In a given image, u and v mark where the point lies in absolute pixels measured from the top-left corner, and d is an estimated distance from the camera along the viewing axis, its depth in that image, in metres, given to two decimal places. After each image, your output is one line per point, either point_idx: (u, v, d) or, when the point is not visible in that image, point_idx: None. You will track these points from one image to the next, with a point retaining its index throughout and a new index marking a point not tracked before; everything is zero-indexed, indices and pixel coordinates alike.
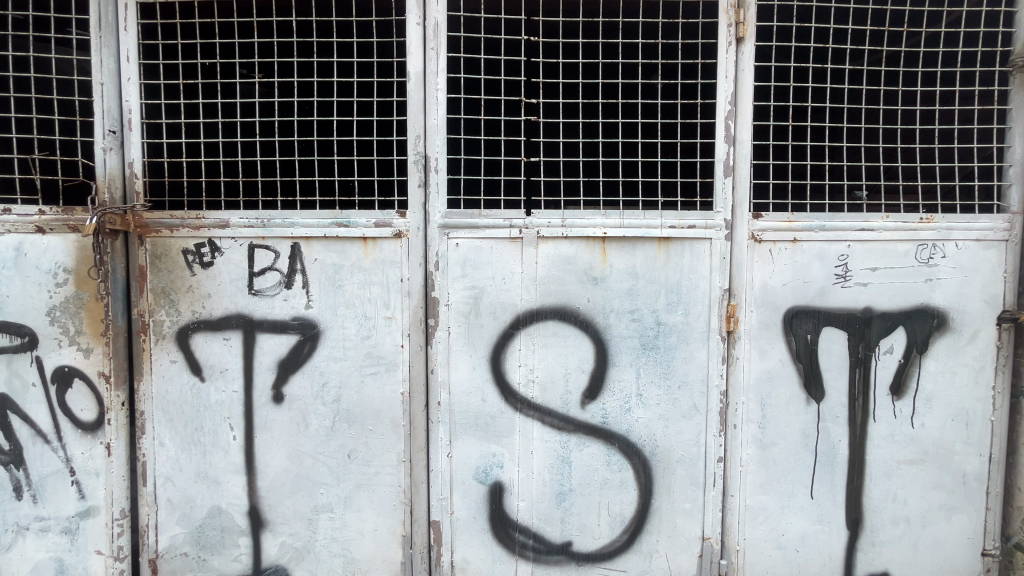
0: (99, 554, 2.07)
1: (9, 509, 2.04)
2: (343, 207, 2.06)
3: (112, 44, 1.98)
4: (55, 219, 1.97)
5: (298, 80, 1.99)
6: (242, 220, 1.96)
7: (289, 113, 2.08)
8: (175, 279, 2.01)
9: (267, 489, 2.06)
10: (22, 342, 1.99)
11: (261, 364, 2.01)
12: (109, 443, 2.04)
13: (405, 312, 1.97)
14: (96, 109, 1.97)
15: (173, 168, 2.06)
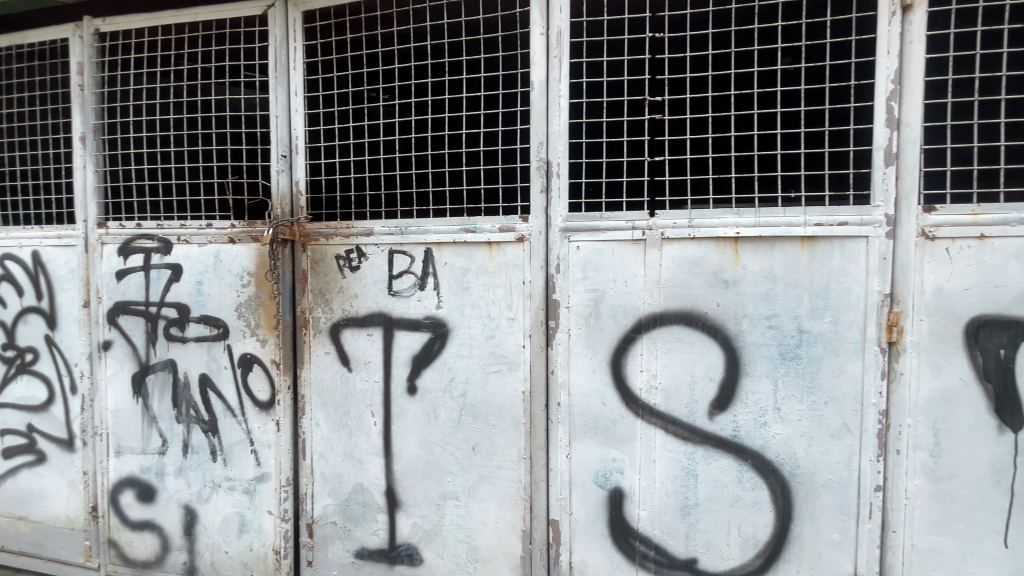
0: (269, 513, 2.44)
1: (208, 468, 2.50)
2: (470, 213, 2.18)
3: (285, 82, 2.33)
4: (242, 231, 2.37)
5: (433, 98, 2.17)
6: (384, 229, 2.19)
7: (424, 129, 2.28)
8: (330, 281, 2.30)
9: (402, 472, 2.26)
10: (218, 332, 2.44)
11: (399, 358, 2.22)
12: (278, 420, 2.39)
13: (527, 313, 2.03)
14: (273, 137, 2.34)
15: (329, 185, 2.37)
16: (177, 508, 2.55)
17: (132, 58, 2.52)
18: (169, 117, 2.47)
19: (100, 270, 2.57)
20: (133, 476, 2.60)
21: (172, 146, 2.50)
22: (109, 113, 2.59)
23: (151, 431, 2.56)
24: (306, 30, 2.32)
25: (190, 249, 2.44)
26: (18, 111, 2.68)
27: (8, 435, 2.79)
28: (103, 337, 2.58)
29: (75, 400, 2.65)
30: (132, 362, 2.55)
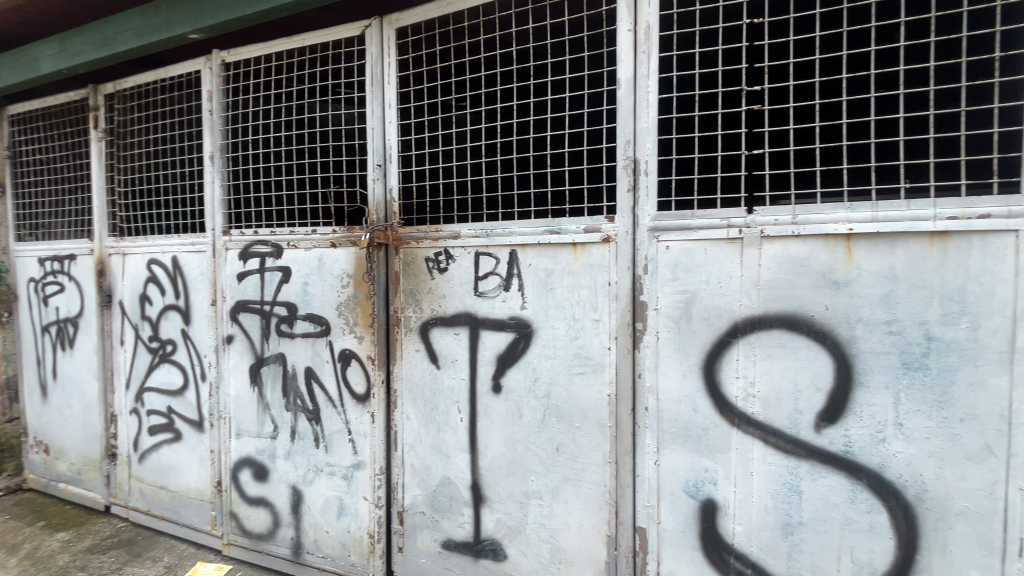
0: (365, 499, 2.61)
1: (312, 453, 2.73)
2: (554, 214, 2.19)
3: (380, 95, 2.49)
4: (342, 236, 2.57)
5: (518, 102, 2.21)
6: (471, 232, 2.26)
7: (509, 134, 2.33)
8: (420, 282, 2.42)
9: (487, 468, 2.32)
10: (321, 329, 2.66)
11: (484, 358, 2.28)
12: (373, 412, 2.56)
13: (613, 315, 2.00)
14: (369, 148, 2.51)
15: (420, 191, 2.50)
16: (286, 489, 2.81)
17: (251, 83, 2.82)
18: (281, 133, 2.73)
19: (224, 273, 2.90)
20: (250, 457, 2.90)
21: (283, 160, 2.77)
22: (232, 133, 2.92)
23: (265, 417, 2.85)
24: (399, 45, 2.46)
25: (298, 253, 2.68)
26: (161, 135, 3.11)
27: (153, 415, 3.24)
28: (227, 332, 2.91)
29: (204, 387, 3.02)
30: (250, 354, 2.85)
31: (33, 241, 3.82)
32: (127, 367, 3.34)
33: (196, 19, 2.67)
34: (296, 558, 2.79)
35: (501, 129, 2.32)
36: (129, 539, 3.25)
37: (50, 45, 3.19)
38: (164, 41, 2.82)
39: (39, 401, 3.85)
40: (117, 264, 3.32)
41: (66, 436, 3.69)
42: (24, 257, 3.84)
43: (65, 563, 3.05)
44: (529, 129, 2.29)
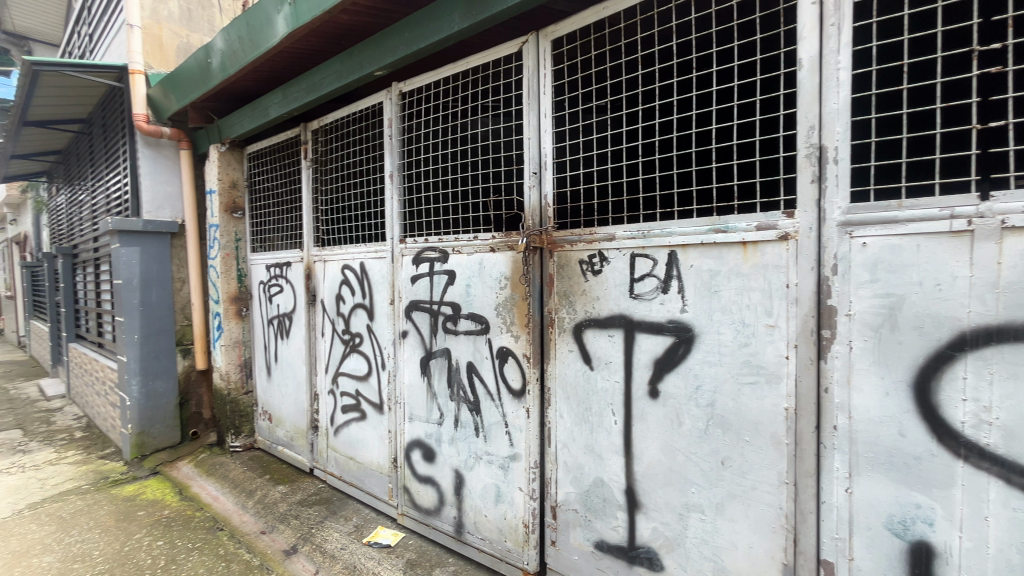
0: (520, 489, 2.75)
1: (472, 441, 2.97)
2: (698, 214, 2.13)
3: (536, 106, 2.61)
4: (500, 241, 2.76)
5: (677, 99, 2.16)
6: (626, 233, 2.25)
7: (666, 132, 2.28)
8: (573, 284, 2.48)
9: (643, 474, 2.27)
10: (482, 327, 2.88)
11: (640, 361, 2.24)
12: (528, 407, 2.68)
13: (791, 320, 1.81)
14: (526, 157, 2.65)
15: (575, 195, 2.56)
16: (449, 471, 3.10)
17: (423, 108, 3.19)
18: (449, 150, 3.05)
19: (401, 276, 3.32)
20: (420, 439, 3.27)
21: (451, 174, 3.07)
22: (407, 154, 3.34)
23: (433, 404, 3.18)
24: (555, 56, 2.55)
25: (462, 258, 2.94)
26: (354, 160, 3.70)
27: (345, 396, 3.84)
28: (402, 328, 3.32)
29: (384, 374, 3.49)
30: (420, 348, 3.22)
31: (262, 252, 4.82)
32: (325, 355, 4.02)
33: (381, 58, 3.11)
34: (459, 536, 3.06)
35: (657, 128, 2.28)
36: (327, 498, 3.90)
37: (275, 94, 4.00)
38: (356, 80, 3.34)
39: (265, 379, 4.83)
40: (320, 268, 4.02)
41: (283, 408, 4.58)
42: (256, 265, 4.87)
43: (284, 510, 3.82)
44: (690, 124, 2.21)
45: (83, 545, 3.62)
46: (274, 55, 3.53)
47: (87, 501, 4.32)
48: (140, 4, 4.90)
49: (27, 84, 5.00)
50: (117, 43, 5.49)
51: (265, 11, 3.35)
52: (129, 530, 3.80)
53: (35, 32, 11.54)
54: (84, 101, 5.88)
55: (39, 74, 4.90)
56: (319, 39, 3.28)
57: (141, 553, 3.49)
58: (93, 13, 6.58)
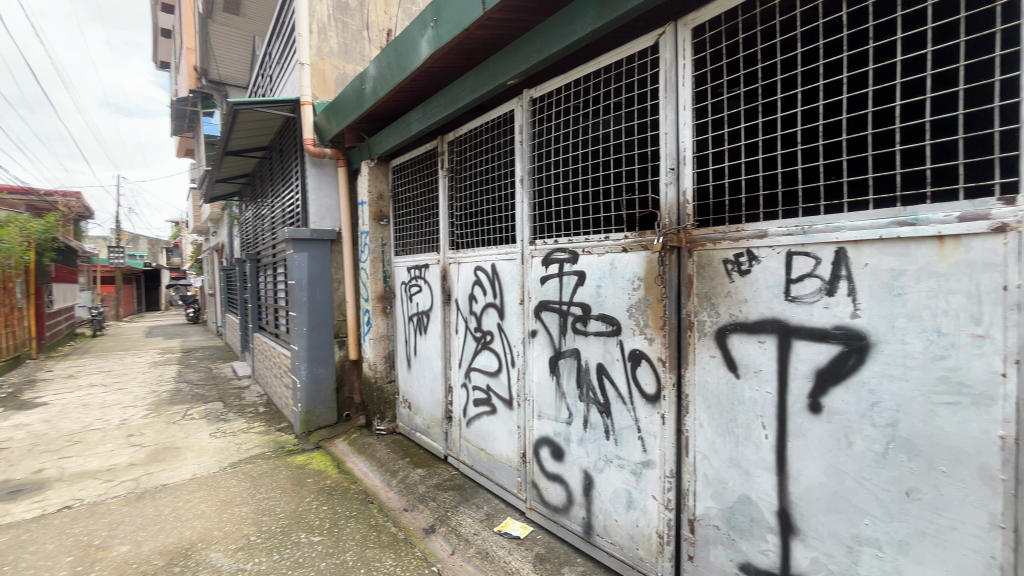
0: (654, 498, 2.65)
1: (603, 444, 2.94)
2: (852, 207, 1.93)
3: (674, 99, 2.50)
4: (633, 241, 2.70)
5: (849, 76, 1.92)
6: (781, 229, 2.05)
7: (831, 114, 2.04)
8: (716, 285, 2.33)
9: (800, 497, 2.05)
10: (613, 329, 2.83)
11: (798, 371, 2.02)
12: (663, 413, 2.58)
13: (1010, 330, 1.50)
14: (662, 153, 2.55)
15: (717, 190, 2.41)
16: (578, 471, 3.11)
17: (554, 112, 3.25)
18: (580, 151, 3.07)
19: (530, 277, 3.42)
20: (548, 437, 3.33)
21: (581, 175, 3.09)
22: (538, 158, 3.43)
23: (562, 404, 3.22)
24: (696, 44, 2.42)
25: (592, 258, 2.93)
26: (488, 167, 3.91)
27: (476, 390, 4.07)
28: (531, 327, 3.42)
29: (514, 372, 3.62)
30: (549, 347, 3.28)
31: (404, 255, 5.32)
32: (459, 351, 4.30)
33: (514, 67, 3.24)
34: (588, 537, 3.05)
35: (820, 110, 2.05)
36: (460, 485, 4.17)
37: (416, 112, 4.38)
38: (490, 91, 3.53)
39: (405, 370, 5.31)
40: (454, 270, 4.31)
41: (421, 397, 4.99)
42: (398, 267, 5.39)
43: (423, 491, 4.17)
44: (863, 103, 1.94)
45: (269, 501, 4.34)
46: (417, 76, 3.87)
47: (270, 465, 5.17)
48: (309, 45, 5.73)
49: (230, 121, 6.16)
50: (291, 80, 6.49)
51: (411, 37, 3.70)
52: (302, 494, 4.47)
53: (230, 78, 14.12)
54: (267, 132, 7.05)
55: (238, 112, 5.98)
56: (457, 56, 3.54)
57: (311, 514, 4.08)
58: (273, 57, 7.86)
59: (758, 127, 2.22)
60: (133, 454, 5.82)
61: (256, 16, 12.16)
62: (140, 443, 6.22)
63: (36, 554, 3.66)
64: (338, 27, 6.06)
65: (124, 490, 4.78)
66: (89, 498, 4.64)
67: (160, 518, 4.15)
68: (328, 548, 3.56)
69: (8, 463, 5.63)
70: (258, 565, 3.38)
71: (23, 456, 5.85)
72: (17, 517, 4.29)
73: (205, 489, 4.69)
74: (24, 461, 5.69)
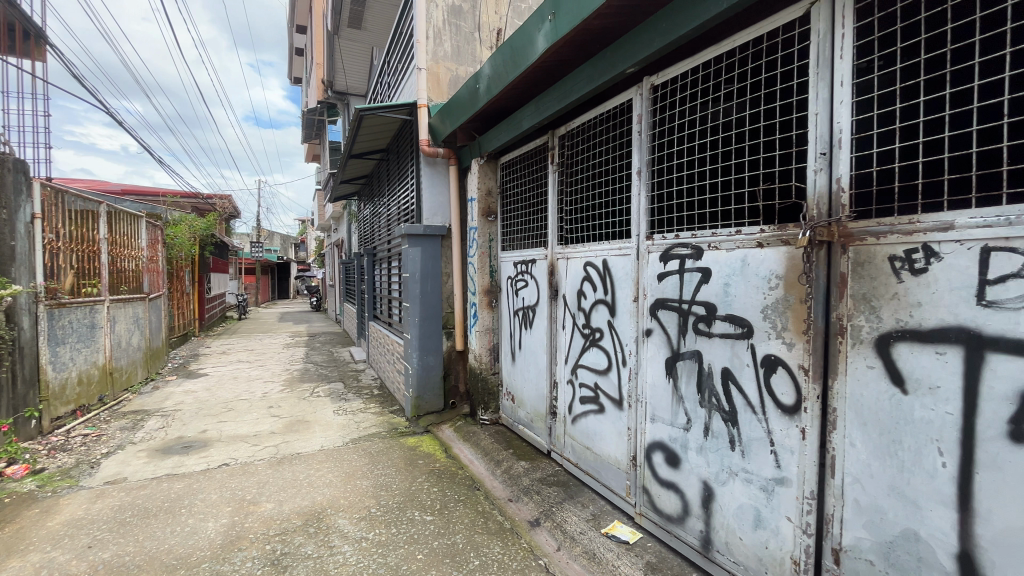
0: (789, 520, 2.39)
1: (726, 455, 2.72)
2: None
3: (828, 75, 2.22)
4: (771, 235, 2.46)
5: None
6: (974, 220, 1.73)
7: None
8: (878, 287, 2.02)
9: (991, 541, 1.71)
10: (743, 331, 2.61)
11: (994, 391, 1.70)
12: (803, 427, 2.31)
13: None
14: (811, 136, 2.28)
15: (905, 172, 2.02)
16: (697, 481, 2.92)
17: (679, 98, 3.08)
18: (710, 140, 2.88)
19: (647, 273, 3.27)
20: (663, 442, 3.16)
21: (709, 164, 2.91)
22: (657, 148, 3.27)
23: (679, 408, 3.03)
24: (859, 10, 2.12)
25: (719, 254, 2.72)
26: (602, 159, 3.83)
27: (583, 387, 4.01)
28: (646, 326, 3.27)
29: (625, 371, 3.50)
30: (666, 348, 3.11)
31: (510, 250, 5.42)
32: (566, 347, 4.26)
33: (635, 54, 3.10)
34: (706, 552, 2.85)
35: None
36: (564, 481, 4.15)
37: (528, 107, 4.42)
38: (607, 82, 3.43)
39: (509, 362, 5.41)
40: (563, 265, 4.28)
41: (525, 390, 5.06)
42: (505, 261, 5.50)
43: (527, 484, 4.22)
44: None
45: (385, 477, 4.70)
46: (533, 71, 3.89)
47: (386, 444, 5.60)
48: (426, 50, 6.07)
49: (355, 125, 6.69)
50: (409, 84, 6.88)
51: (527, 33, 3.71)
52: (414, 473, 4.77)
53: (351, 88, 15.44)
54: (385, 134, 7.56)
55: (363, 119, 6.53)
56: (573, 48, 3.49)
57: (423, 494, 4.33)
58: (390, 66, 8.41)
59: (993, 76, 1.77)
60: (273, 423, 6.64)
61: (375, 29, 13.09)
62: (278, 414, 7.08)
63: (204, 501, 4.32)
64: (451, 30, 6.32)
65: (267, 454, 5.47)
66: (241, 458, 5.38)
67: (296, 482, 4.68)
68: (439, 528, 3.74)
69: (182, 422, 6.74)
70: (379, 535, 3.67)
71: (191, 418, 6.94)
72: (189, 469, 5.10)
73: (333, 460, 5.19)
74: (193, 422, 6.77)
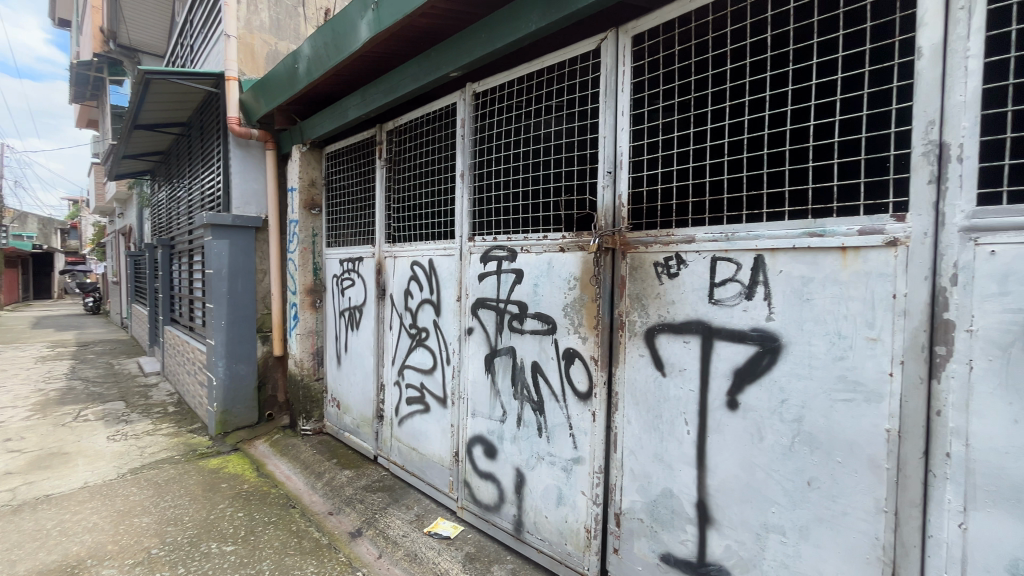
0: (583, 493, 2.70)
1: (535, 442, 2.95)
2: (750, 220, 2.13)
3: (613, 105, 2.57)
4: (570, 241, 2.74)
5: (816, 62, 1.91)
6: (707, 235, 2.16)
7: (802, 99, 1.96)
8: (647, 287, 2.41)
9: (717, 489, 2.16)
10: (548, 327, 2.86)
11: (718, 370, 2.14)
12: (594, 411, 2.63)
13: (898, 334, 1.67)
14: (600, 156, 2.61)
15: (666, 193, 2.42)
16: (511, 469, 3.11)
17: (498, 107, 3.23)
18: (523, 150, 3.08)
19: (469, 273, 3.37)
20: (482, 435, 3.30)
21: (523, 172, 3.11)
22: (479, 153, 3.39)
23: (496, 402, 3.20)
24: (635, 52, 2.49)
25: (530, 257, 2.95)
26: (429, 158, 3.82)
27: (410, 388, 3.96)
28: (468, 324, 3.38)
29: (449, 369, 3.56)
30: (486, 345, 3.25)
31: (336, 247, 5.08)
32: (393, 348, 4.16)
33: (457, 59, 3.16)
34: (518, 534, 3.06)
35: (811, 89, 1.94)
36: (390, 485, 4.04)
37: (353, 97, 4.19)
38: (432, 82, 3.44)
39: (334, 367, 5.07)
40: (390, 264, 4.17)
41: (351, 395, 4.80)
42: (330, 258, 5.14)
43: (349, 494, 4.00)
44: (834, 90, 1.90)
45: (175, 510, 3.98)
46: (356, 59, 3.70)
47: (179, 470, 4.75)
48: (236, 15, 5.32)
49: (140, 90, 5.54)
50: (215, 52, 5.95)
51: (349, 17, 3.51)
52: (214, 500, 4.13)
53: (142, 44, 12.77)
54: (184, 105, 6.42)
55: (151, 83, 5.44)
56: (397, 42, 3.41)
57: (224, 522, 3.78)
58: (193, 26, 7.18)
59: (720, 122, 2.20)
60: (9, 462, 5.10)
61: None
62: (19, 449, 5.47)
63: None
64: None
65: None
66: None
67: (39, 534, 3.67)
68: (242, 558, 3.31)
69: None
70: None
71: None
72: None
73: (100, 499, 4.21)
74: None
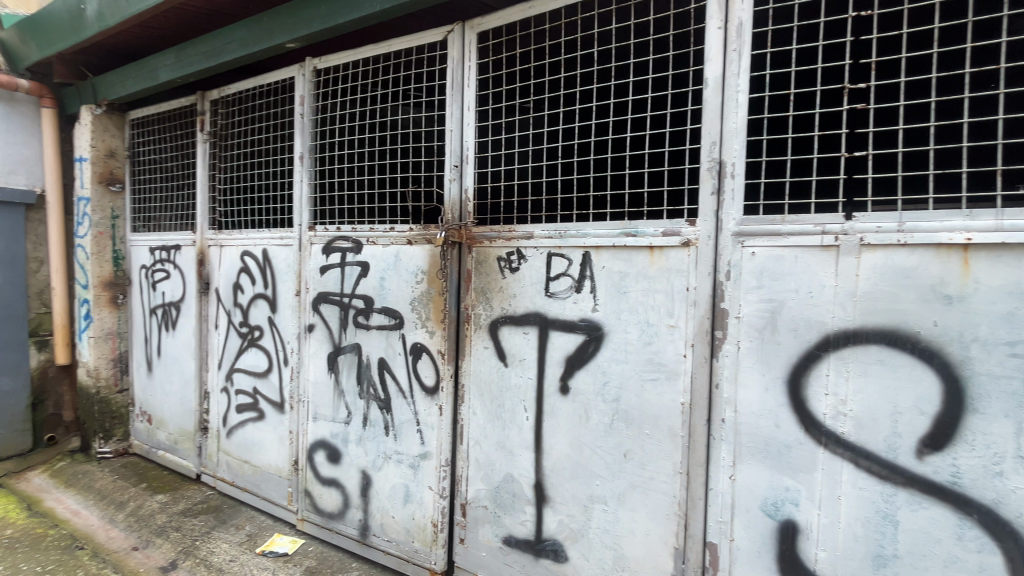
0: (429, 488, 2.68)
1: (382, 441, 2.85)
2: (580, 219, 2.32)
3: (459, 99, 2.57)
4: (417, 234, 2.68)
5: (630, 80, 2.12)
6: (544, 232, 2.29)
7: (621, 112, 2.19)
8: (490, 281, 2.47)
9: (551, 469, 2.32)
10: (395, 322, 2.77)
11: (552, 357, 2.29)
12: (441, 404, 2.62)
13: (690, 321, 1.96)
14: (447, 149, 2.59)
15: (508, 190, 2.51)
16: (356, 472, 2.95)
17: (341, 87, 3.02)
18: (367, 135, 2.91)
19: (309, 265, 3.10)
20: (324, 439, 3.07)
21: (368, 159, 2.95)
22: (321, 135, 3.13)
23: (340, 403, 3.01)
24: (480, 49, 2.52)
25: (376, 249, 2.82)
26: (263, 137, 3.42)
27: (240, 394, 3.52)
28: (308, 321, 3.11)
29: (286, 371, 3.24)
30: (328, 343, 3.03)
31: (145, 232, 4.27)
32: (219, 349, 3.65)
33: (293, 28, 2.86)
34: (364, 539, 2.92)
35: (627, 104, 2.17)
36: (216, 506, 3.55)
37: (165, 55, 3.55)
38: (263, 51, 3.06)
39: (144, 375, 4.28)
40: (215, 254, 3.64)
41: (166, 407, 4.10)
42: (137, 246, 4.30)
43: (162, 522, 3.41)
44: (644, 107, 2.14)
45: None
46: (165, 10, 3.13)
47: None
48: None
49: None
50: None
51: None
52: None
53: None
54: None
55: None
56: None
57: None
58: None
59: (554, 125, 2.34)
60: None
61: None
62: None
63: None
64: None
65: None
66: None
67: None
68: None
69: None
70: None
71: None
72: None
73: None
74: None
